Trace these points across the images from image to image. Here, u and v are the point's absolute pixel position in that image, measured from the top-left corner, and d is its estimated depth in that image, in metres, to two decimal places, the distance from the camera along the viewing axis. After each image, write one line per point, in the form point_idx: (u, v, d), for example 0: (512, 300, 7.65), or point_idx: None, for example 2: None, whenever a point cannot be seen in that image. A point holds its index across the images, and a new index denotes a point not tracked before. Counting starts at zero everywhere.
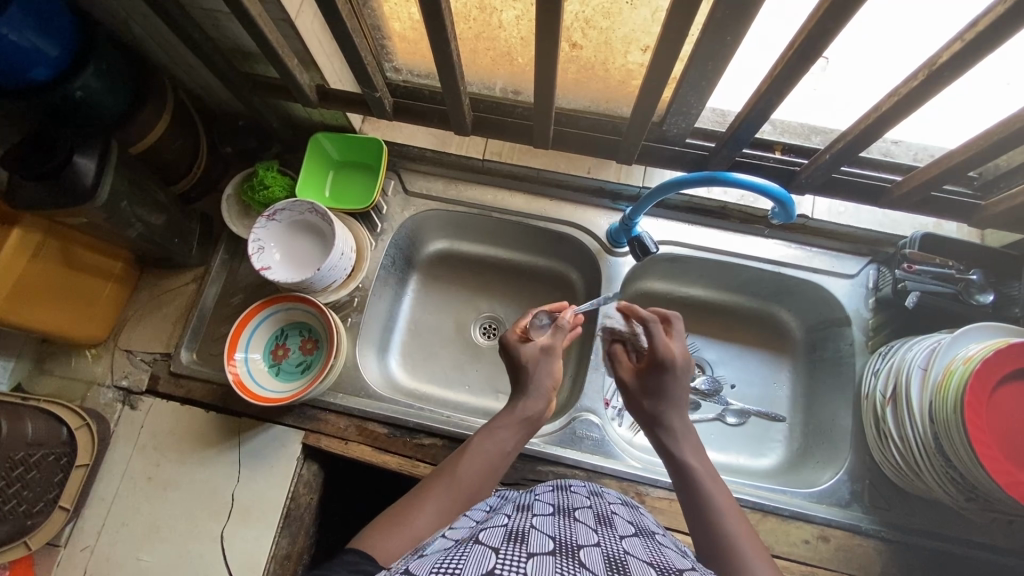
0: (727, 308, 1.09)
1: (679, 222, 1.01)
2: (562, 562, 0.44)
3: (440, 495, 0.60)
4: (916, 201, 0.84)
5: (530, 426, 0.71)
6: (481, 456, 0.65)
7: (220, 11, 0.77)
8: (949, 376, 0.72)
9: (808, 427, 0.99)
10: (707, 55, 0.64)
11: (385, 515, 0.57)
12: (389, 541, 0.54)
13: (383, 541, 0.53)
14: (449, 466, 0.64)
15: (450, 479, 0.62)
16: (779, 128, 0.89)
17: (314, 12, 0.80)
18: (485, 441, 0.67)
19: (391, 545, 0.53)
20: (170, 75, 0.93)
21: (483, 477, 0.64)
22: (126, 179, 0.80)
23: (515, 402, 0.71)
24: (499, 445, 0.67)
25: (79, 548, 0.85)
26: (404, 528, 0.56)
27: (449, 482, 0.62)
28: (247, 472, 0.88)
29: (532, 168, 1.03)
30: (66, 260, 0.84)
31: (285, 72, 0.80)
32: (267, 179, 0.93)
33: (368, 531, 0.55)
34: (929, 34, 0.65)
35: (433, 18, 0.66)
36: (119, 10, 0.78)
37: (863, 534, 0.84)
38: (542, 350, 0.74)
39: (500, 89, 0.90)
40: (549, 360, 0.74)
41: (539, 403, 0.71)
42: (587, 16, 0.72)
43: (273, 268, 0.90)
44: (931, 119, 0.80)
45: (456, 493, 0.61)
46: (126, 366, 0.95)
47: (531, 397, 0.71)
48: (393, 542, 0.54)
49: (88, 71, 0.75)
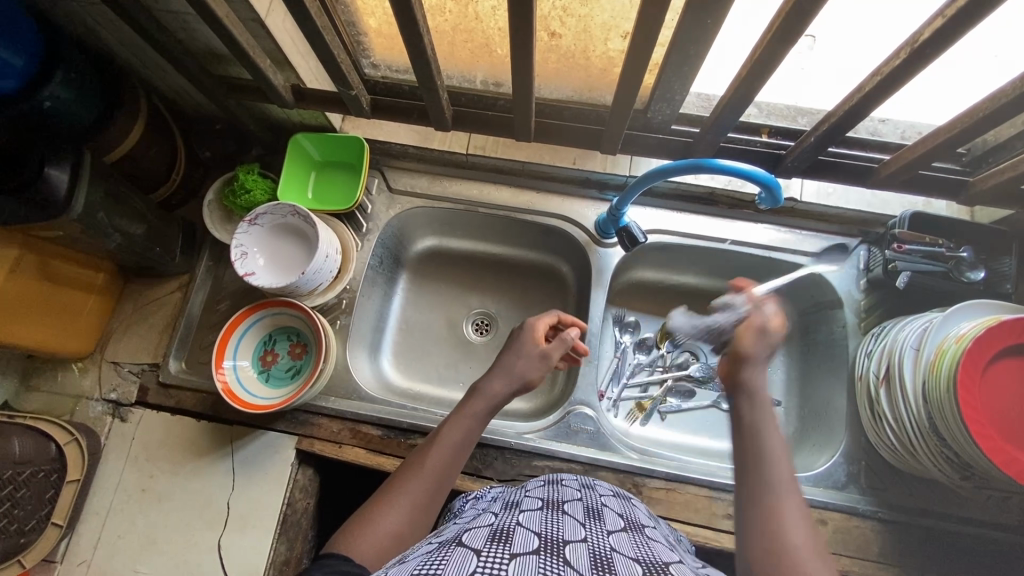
0: (719, 294, 1.08)
1: (667, 210, 1.00)
2: (546, 561, 0.43)
3: (413, 490, 0.60)
4: (904, 181, 0.83)
5: (493, 412, 0.70)
6: (450, 444, 0.64)
7: (187, 13, 0.75)
8: (941, 356, 0.72)
9: (803, 410, 0.99)
10: (687, 40, 0.63)
11: (358, 517, 0.57)
12: (363, 543, 0.53)
13: (357, 545, 0.53)
14: (420, 459, 0.64)
15: (420, 473, 0.62)
16: (765, 111, 0.86)
17: (285, 10, 0.78)
18: (453, 430, 0.66)
19: (365, 547, 0.53)
20: (142, 80, 0.91)
21: (452, 465, 0.63)
22: (101, 190, 0.78)
23: (490, 386, 0.70)
24: (467, 432, 0.66)
25: (76, 562, 0.84)
26: (377, 528, 0.55)
27: (419, 476, 0.61)
28: (241, 480, 0.88)
29: (517, 161, 1.01)
30: (46, 274, 0.82)
31: (258, 73, 0.78)
32: (248, 183, 0.91)
33: (342, 534, 0.55)
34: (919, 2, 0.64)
35: (405, 13, 0.64)
36: (84, 15, 0.76)
37: (860, 515, 0.84)
38: (541, 353, 0.74)
39: (480, 81, 0.88)
40: (540, 363, 0.74)
41: (510, 386, 0.71)
42: (565, 4, 0.70)
43: (257, 273, 0.88)
44: (918, 96, 0.79)
45: (426, 485, 0.61)
46: (114, 379, 0.94)
47: (506, 380, 0.71)
48: (367, 544, 0.53)
49: (55, 80, 0.74)
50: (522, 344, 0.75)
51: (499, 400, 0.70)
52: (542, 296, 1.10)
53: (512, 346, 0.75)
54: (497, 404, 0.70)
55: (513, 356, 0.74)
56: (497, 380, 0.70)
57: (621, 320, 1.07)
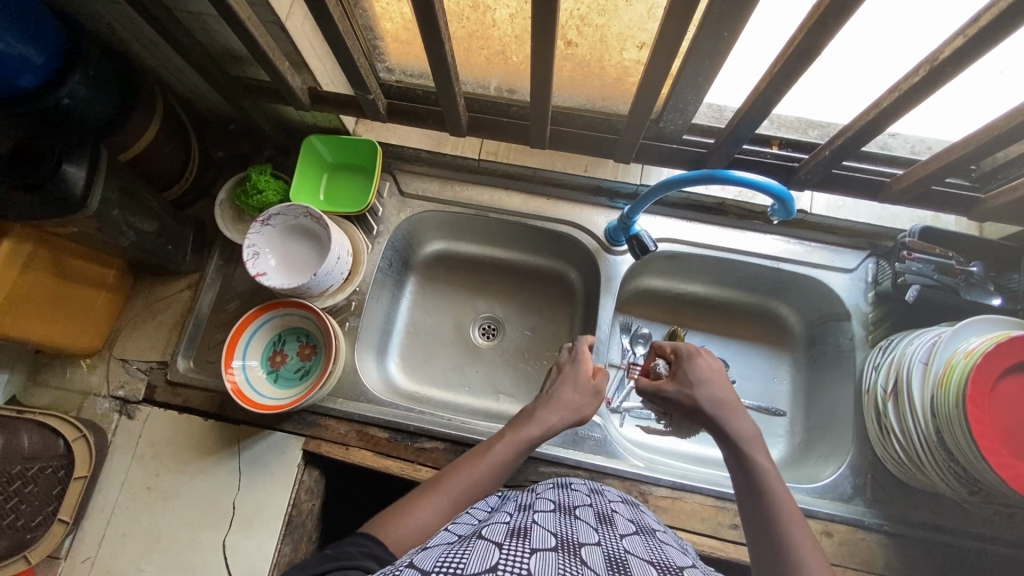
0: (726, 304, 1.08)
1: (677, 219, 1.00)
2: (565, 559, 0.44)
3: (454, 490, 0.62)
4: (916, 196, 0.84)
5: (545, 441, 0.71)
6: (498, 461, 0.66)
7: (208, 14, 0.76)
8: (950, 371, 0.72)
9: (809, 421, 0.99)
10: (704, 52, 0.64)
11: (399, 504, 0.60)
12: (399, 529, 0.56)
13: (394, 529, 0.56)
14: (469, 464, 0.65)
15: (464, 477, 0.63)
16: (776, 123, 0.88)
17: (304, 13, 0.79)
18: (501, 446, 0.67)
19: (400, 534, 0.56)
20: (158, 78, 0.92)
21: (496, 479, 0.65)
22: (116, 188, 0.79)
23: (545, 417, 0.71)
24: (516, 453, 0.67)
25: (80, 560, 0.84)
26: (415, 517, 0.58)
27: (462, 478, 0.63)
28: (247, 479, 0.88)
29: (529, 168, 1.03)
30: (57, 269, 0.82)
31: (277, 75, 0.78)
32: (261, 183, 0.92)
33: (382, 517, 0.58)
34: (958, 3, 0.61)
35: (427, 19, 0.64)
36: (106, 14, 0.77)
37: (865, 528, 0.84)
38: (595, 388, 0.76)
39: (495, 88, 0.88)
40: (592, 399, 0.76)
41: (565, 419, 0.73)
42: (582, 14, 0.71)
43: (268, 274, 0.89)
44: (931, 114, 0.80)
45: (467, 488, 0.62)
46: (122, 376, 0.94)
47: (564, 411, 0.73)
48: (402, 532, 0.56)
49: (75, 78, 0.74)
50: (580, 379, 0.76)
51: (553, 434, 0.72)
52: (550, 302, 1.10)
53: (569, 379, 0.76)
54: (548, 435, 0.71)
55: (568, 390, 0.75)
56: (557, 415, 0.72)
57: (630, 329, 1.07)
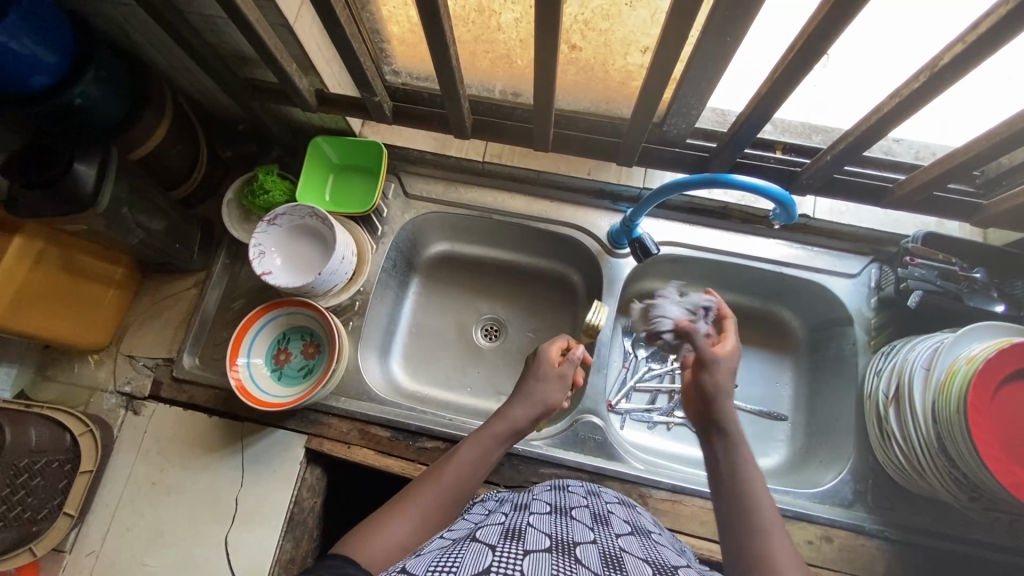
0: (729, 308, 1.08)
1: (679, 222, 1.01)
2: (559, 560, 0.44)
3: (426, 501, 0.60)
4: (918, 201, 0.84)
5: (514, 437, 0.71)
6: (466, 462, 0.65)
7: (218, 17, 0.77)
8: (951, 378, 0.72)
9: (810, 425, 0.99)
10: (706, 57, 0.64)
11: (370, 520, 0.57)
12: (373, 546, 0.53)
13: (368, 547, 0.53)
14: (436, 471, 0.64)
15: (437, 484, 0.62)
16: (780, 127, 0.88)
17: (312, 16, 0.80)
18: (471, 448, 0.67)
19: (374, 551, 0.53)
20: (168, 79, 0.94)
21: (469, 482, 0.64)
22: (127, 186, 0.80)
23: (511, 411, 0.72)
24: (484, 454, 0.67)
25: (84, 553, 0.85)
26: (388, 535, 0.55)
27: (434, 487, 0.62)
28: (250, 476, 0.89)
29: (533, 171, 1.03)
30: (67, 267, 0.84)
31: (284, 77, 0.80)
32: (268, 183, 0.93)
33: (353, 535, 0.55)
34: (959, 9, 0.61)
35: (432, 23, 0.65)
36: (118, 16, 0.78)
37: (866, 534, 0.84)
38: (559, 375, 0.75)
39: (499, 91, 0.89)
40: (557, 382, 0.75)
41: (532, 411, 0.72)
42: (586, 18, 0.71)
43: (274, 273, 0.90)
44: (934, 119, 0.80)
45: (441, 497, 0.61)
46: (128, 372, 0.95)
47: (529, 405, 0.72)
48: (378, 548, 0.53)
49: (88, 78, 0.75)
50: (541, 366, 0.76)
51: (520, 426, 0.71)
52: (552, 304, 1.10)
53: (530, 372, 0.76)
54: (517, 429, 0.71)
55: (533, 380, 0.75)
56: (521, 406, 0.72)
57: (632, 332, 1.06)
